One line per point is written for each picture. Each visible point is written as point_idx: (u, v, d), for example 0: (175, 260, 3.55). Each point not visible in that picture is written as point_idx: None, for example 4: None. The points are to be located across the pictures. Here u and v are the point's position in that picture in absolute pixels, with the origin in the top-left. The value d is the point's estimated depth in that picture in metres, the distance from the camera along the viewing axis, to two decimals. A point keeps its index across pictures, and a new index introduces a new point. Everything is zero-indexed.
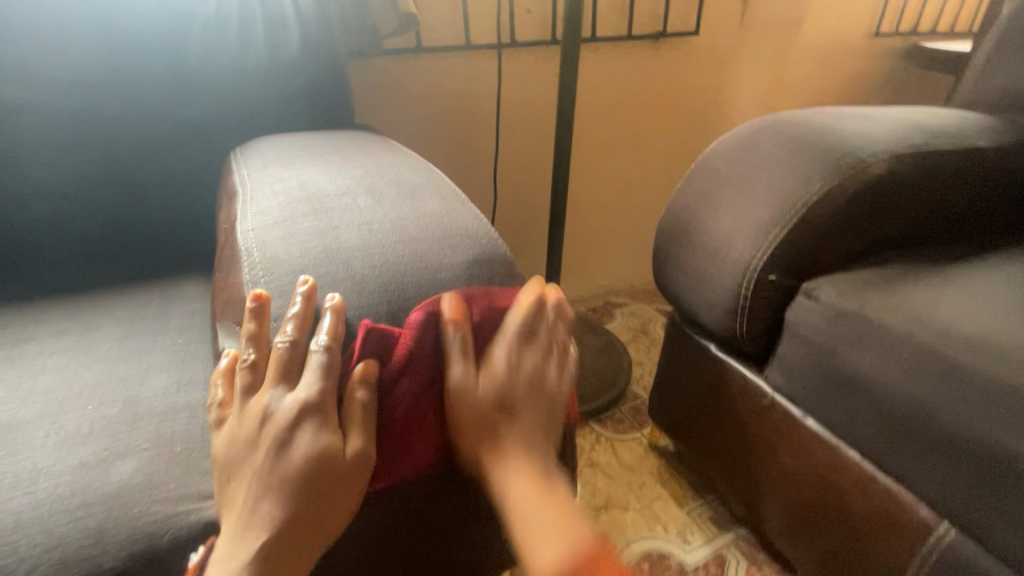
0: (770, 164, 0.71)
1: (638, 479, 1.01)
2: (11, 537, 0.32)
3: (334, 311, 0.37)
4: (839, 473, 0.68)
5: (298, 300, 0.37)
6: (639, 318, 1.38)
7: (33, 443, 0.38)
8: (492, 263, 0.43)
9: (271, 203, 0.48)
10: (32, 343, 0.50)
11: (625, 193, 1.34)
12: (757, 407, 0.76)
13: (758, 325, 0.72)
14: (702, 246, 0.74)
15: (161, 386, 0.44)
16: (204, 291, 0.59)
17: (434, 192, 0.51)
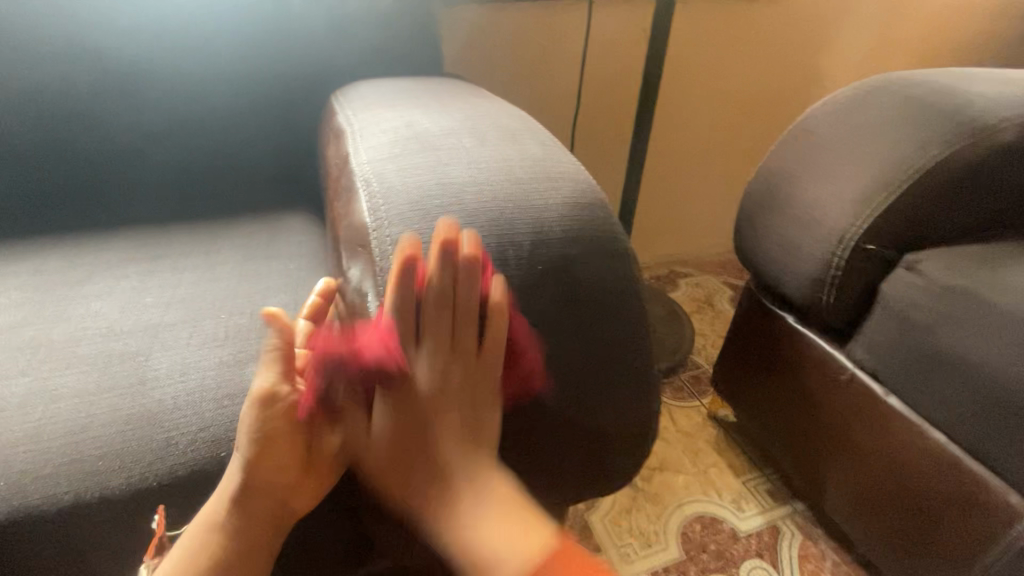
0: (879, 127, 0.66)
1: (695, 446, 1.01)
2: (172, 414, 0.37)
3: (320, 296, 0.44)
4: (919, 454, 0.65)
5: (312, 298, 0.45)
6: (704, 290, 1.34)
7: (180, 341, 0.43)
8: (592, 208, 0.44)
9: (381, 140, 0.50)
10: (167, 260, 0.55)
11: (704, 157, 1.29)
12: (832, 381, 0.74)
13: (847, 297, 0.69)
14: (793, 211, 0.71)
15: (280, 304, 0.48)
16: (306, 225, 0.63)
17: (533, 137, 0.52)
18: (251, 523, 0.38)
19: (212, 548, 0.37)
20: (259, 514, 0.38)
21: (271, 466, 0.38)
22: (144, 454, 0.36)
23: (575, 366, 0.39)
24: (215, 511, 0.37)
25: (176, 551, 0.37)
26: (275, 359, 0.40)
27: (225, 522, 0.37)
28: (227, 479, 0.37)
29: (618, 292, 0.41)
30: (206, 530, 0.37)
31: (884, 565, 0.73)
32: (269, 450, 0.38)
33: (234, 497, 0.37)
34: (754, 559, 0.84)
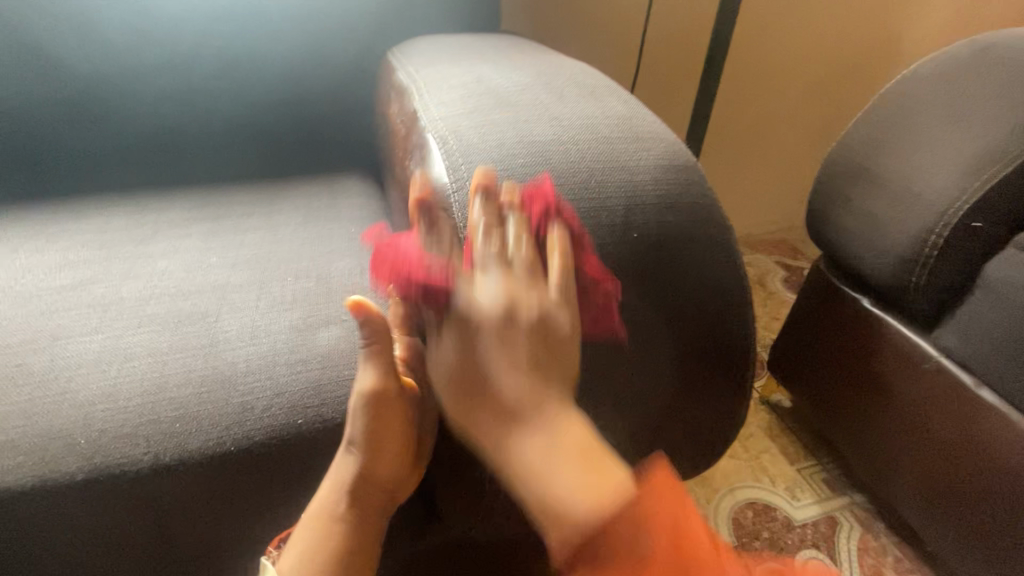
0: (995, 90, 0.59)
1: (746, 430, 0.97)
2: (247, 378, 0.36)
3: None
4: (1013, 452, 0.61)
5: None
6: (758, 269, 1.27)
7: (248, 303, 0.42)
8: (687, 172, 0.40)
9: (452, 96, 0.46)
10: (228, 221, 0.53)
11: (767, 127, 1.21)
12: (913, 370, 0.69)
13: (942, 280, 0.63)
14: (884, 185, 0.65)
15: (346, 268, 0.46)
16: (363, 189, 0.60)
17: (614, 94, 0.47)
18: (364, 514, 0.38)
19: (330, 541, 0.36)
20: (373, 505, 0.38)
21: (380, 457, 0.37)
22: (221, 417, 0.35)
23: (670, 346, 0.37)
24: (329, 502, 0.36)
25: (292, 544, 0.36)
26: (382, 358, 0.36)
27: (343, 513, 0.37)
28: (339, 471, 0.36)
29: (720, 269, 0.38)
30: (321, 521, 0.36)
31: (959, 565, 0.69)
32: (376, 444, 0.36)
33: (344, 489, 0.37)
34: (810, 549, 0.81)
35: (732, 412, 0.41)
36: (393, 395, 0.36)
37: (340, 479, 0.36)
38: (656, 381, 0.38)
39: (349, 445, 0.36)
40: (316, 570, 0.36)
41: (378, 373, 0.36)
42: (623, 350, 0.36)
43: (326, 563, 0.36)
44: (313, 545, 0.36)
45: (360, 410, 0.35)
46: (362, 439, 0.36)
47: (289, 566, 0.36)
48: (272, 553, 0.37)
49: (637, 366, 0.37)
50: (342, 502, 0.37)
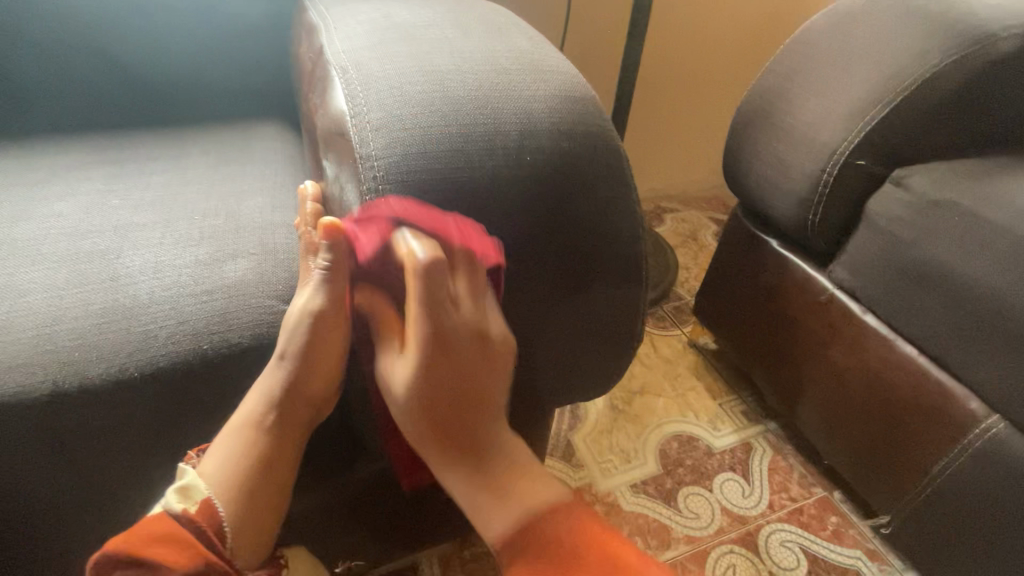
0: (879, 38, 0.64)
1: (675, 371, 1.03)
2: (149, 309, 0.36)
3: (310, 196, 0.41)
4: (889, 368, 0.68)
5: (310, 200, 0.41)
6: (690, 224, 1.33)
7: (153, 240, 0.41)
8: (584, 104, 0.42)
9: (358, 31, 0.46)
10: (132, 165, 0.51)
11: (697, 83, 1.25)
12: (812, 302, 0.75)
13: (834, 217, 0.69)
14: (786, 130, 0.70)
15: (257, 207, 0.46)
16: (280, 134, 0.59)
17: (521, 32, 0.48)
18: (291, 430, 0.39)
19: (256, 448, 0.37)
20: (298, 424, 0.39)
21: (316, 371, 0.38)
22: (123, 346, 0.35)
23: (568, 263, 0.40)
24: (258, 412, 0.37)
25: (218, 446, 0.37)
26: (333, 286, 0.37)
27: (269, 425, 0.38)
28: (269, 380, 0.37)
29: (612, 192, 0.41)
30: (250, 430, 0.37)
31: (849, 473, 0.77)
32: (312, 359, 0.37)
33: (274, 403, 0.38)
34: (728, 472, 0.88)
35: (629, 329, 0.45)
36: (334, 317, 0.37)
37: (268, 390, 0.37)
38: (554, 294, 0.41)
39: (280, 357, 0.37)
40: (241, 473, 0.37)
41: (326, 294, 0.37)
42: (524, 266, 0.39)
43: (250, 466, 0.37)
44: (242, 450, 0.37)
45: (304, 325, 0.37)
46: (294, 354, 0.37)
47: (212, 466, 0.36)
48: (192, 459, 0.37)
49: (543, 293, 0.40)
50: (270, 415, 0.38)
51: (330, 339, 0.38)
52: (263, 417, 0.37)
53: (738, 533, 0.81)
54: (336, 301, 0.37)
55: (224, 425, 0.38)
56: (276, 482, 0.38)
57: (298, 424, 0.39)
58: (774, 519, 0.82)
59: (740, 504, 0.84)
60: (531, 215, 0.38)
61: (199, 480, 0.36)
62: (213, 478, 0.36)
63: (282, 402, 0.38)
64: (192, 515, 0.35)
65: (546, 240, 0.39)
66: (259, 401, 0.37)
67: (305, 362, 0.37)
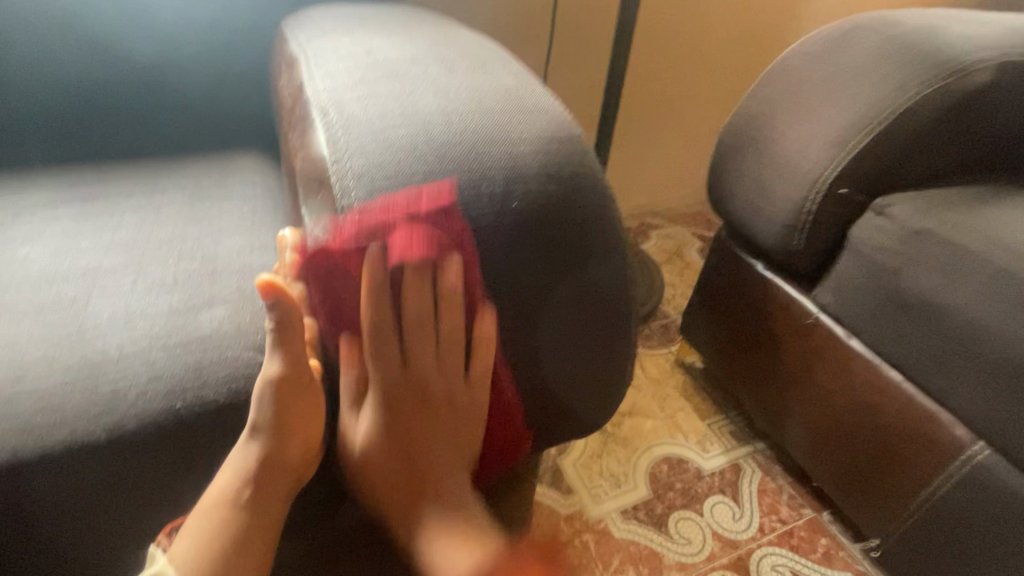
0: (858, 68, 0.65)
1: (664, 392, 1.03)
2: (118, 365, 0.35)
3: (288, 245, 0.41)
4: (876, 393, 0.68)
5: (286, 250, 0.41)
6: (675, 241, 1.34)
7: (123, 287, 0.40)
8: (570, 144, 0.41)
9: (339, 68, 0.45)
10: (104, 201, 0.49)
11: (680, 102, 1.26)
12: (798, 326, 0.76)
13: (818, 243, 0.69)
14: (769, 157, 0.71)
15: (235, 248, 0.45)
16: (260, 166, 0.58)
17: (506, 67, 0.48)
18: (270, 501, 0.38)
19: (231, 526, 0.36)
20: (276, 493, 0.38)
21: (292, 436, 0.38)
22: (90, 407, 0.33)
23: (555, 303, 0.39)
24: (232, 487, 0.36)
25: (187, 530, 0.35)
26: (289, 350, 0.36)
27: (246, 501, 0.37)
28: (244, 455, 0.36)
29: (600, 232, 0.40)
30: (223, 508, 0.36)
31: (838, 496, 0.77)
32: (284, 428, 0.37)
33: (248, 476, 0.37)
34: (718, 495, 0.88)
35: (619, 368, 0.44)
36: (294, 378, 0.37)
37: (240, 463, 0.37)
38: (541, 334, 0.40)
39: (252, 431, 0.36)
40: (212, 553, 0.35)
41: (283, 361, 0.36)
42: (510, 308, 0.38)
43: (221, 550, 0.36)
44: (216, 530, 0.36)
45: (265, 393, 0.36)
46: (268, 426, 0.36)
47: (182, 550, 0.35)
48: (162, 541, 0.36)
49: (532, 337, 0.40)
50: (246, 488, 0.37)
51: (301, 400, 0.38)
52: (238, 493, 0.37)
53: (729, 559, 0.80)
54: (294, 365, 0.37)
55: (196, 505, 0.37)
56: (260, 560, 0.37)
57: (276, 493, 0.38)
58: (765, 543, 0.82)
59: (731, 529, 0.83)
60: (518, 258, 0.37)
61: (168, 567, 0.35)
62: (182, 567, 0.35)
63: (256, 474, 0.37)
64: None
65: (533, 283, 0.38)
66: (231, 476, 0.36)
67: (275, 429, 0.37)
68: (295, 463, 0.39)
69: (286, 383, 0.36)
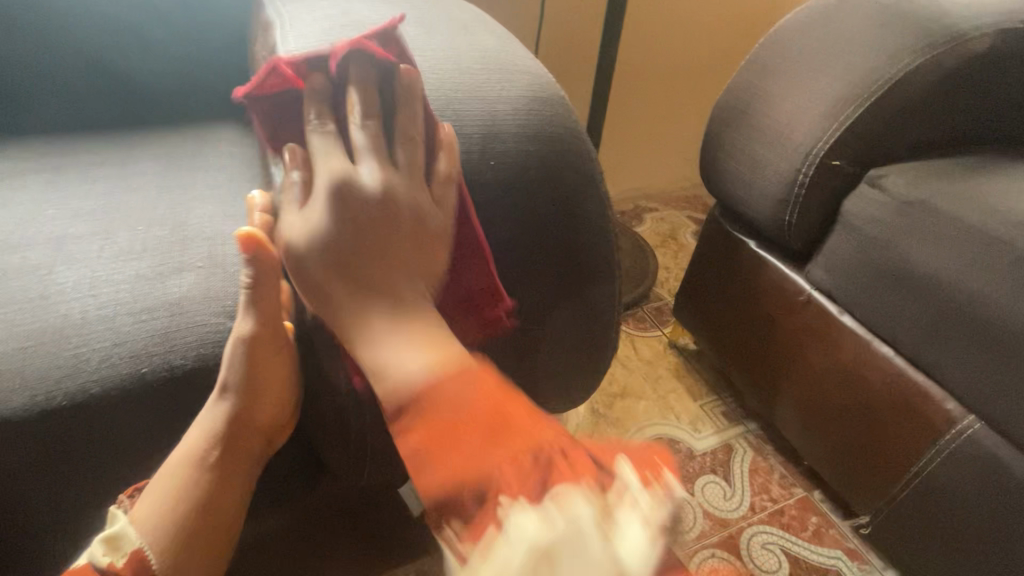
0: (852, 37, 0.64)
1: (656, 373, 1.02)
2: (81, 331, 0.33)
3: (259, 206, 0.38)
4: (867, 369, 0.68)
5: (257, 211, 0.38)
6: (670, 224, 1.32)
7: (89, 254, 0.38)
8: (551, 105, 0.40)
9: (313, 29, 0.44)
10: (73, 171, 0.48)
11: (675, 82, 1.24)
12: (790, 303, 0.75)
13: (811, 218, 0.68)
14: (761, 130, 0.69)
15: (207, 216, 0.43)
16: (237, 138, 0.56)
17: (487, 29, 0.46)
18: (237, 461, 0.38)
19: (197, 486, 0.36)
20: (245, 454, 0.38)
21: (264, 397, 0.37)
22: (51, 373, 0.32)
23: (535, 266, 0.38)
24: (199, 448, 0.36)
25: (152, 490, 0.35)
26: (264, 307, 0.35)
27: (213, 461, 0.37)
28: (212, 417, 0.36)
29: (581, 197, 0.39)
30: (189, 469, 0.36)
31: (828, 474, 0.77)
32: (254, 389, 0.36)
33: (216, 437, 0.36)
34: (709, 474, 0.87)
35: (602, 337, 0.43)
36: (269, 339, 0.36)
37: (208, 425, 0.36)
38: (522, 300, 0.39)
39: (221, 392, 0.36)
40: (176, 511, 0.35)
41: (257, 320, 0.35)
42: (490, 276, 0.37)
43: (188, 507, 0.36)
44: (181, 489, 0.35)
45: (236, 353, 0.35)
46: (237, 387, 0.36)
47: (145, 512, 0.34)
48: (124, 502, 0.35)
49: (513, 302, 0.38)
50: (214, 451, 0.37)
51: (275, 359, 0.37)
52: (205, 453, 0.36)
53: (720, 537, 0.80)
54: (270, 323, 0.36)
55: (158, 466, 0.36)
56: (226, 516, 0.37)
57: (244, 453, 0.38)
58: (755, 521, 0.82)
59: (721, 508, 0.83)
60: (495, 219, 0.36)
61: (129, 529, 0.34)
62: (145, 528, 0.34)
63: (224, 436, 0.37)
64: (119, 569, 0.33)
65: (512, 246, 0.37)
66: (197, 437, 0.36)
67: (246, 390, 0.36)
68: (265, 426, 0.38)
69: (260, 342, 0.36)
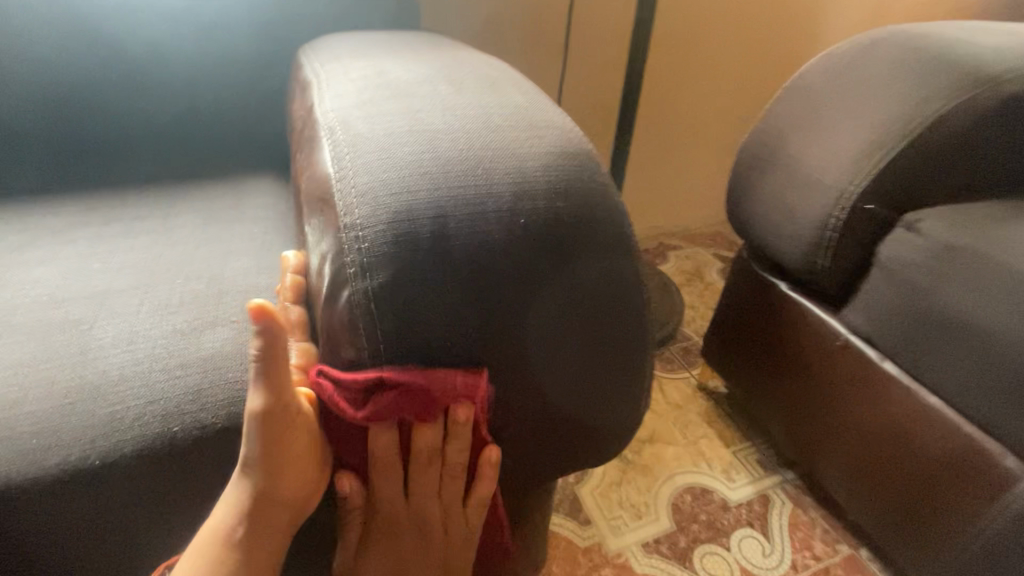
0: (879, 82, 0.63)
1: (685, 417, 0.99)
2: (117, 387, 0.34)
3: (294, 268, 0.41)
4: (914, 419, 0.64)
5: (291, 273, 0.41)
6: (695, 262, 1.31)
7: (129, 308, 0.39)
8: (581, 159, 0.40)
9: (348, 89, 0.45)
10: (119, 224, 0.50)
11: (696, 123, 1.25)
12: (826, 348, 0.72)
13: (844, 261, 0.67)
14: (789, 173, 0.69)
15: (242, 268, 0.44)
16: (272, 190, 0.58)
17: (516, 85, 0.47)
18: (266, 533, 0.37)
19: (221, 564, 0.35)
20: (273, 525, 0.37)
21: (285, 474, 0.36)
22: (86, 430, 0.32)
23: (571, 312, 0.38)
24: (225, 525, 0.35)
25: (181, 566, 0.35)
26: (271, 381, 0.33)
27: (240, 538, 0.36)
28: (236, 494, 0.35)
29: (613, 251, 0.38)
30: (215, 545, 0.35)
31: (877, 532, 0.72)
32: (276, 465, 0.35)
33: (240, 512, 0.36)
34: (745, 528, 0.83)
35: (635, 391, 0.42)
36: (281, 415, 0.34)
37: (234, 498, 0.36)
38: (555, 349, 0.38)
39: (242, 467, 0.35)
40: None
41: (265, 395, 0.33)
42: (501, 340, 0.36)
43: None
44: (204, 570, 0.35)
45: (252, 432, 0.34)
46: (257, 462, 0.35)
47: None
48: None
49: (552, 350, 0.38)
50: (240, 527, 0.36)
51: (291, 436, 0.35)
52: (231, 529, 0.36)
53: None
54: (277, 399, 0.33)
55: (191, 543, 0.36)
56: None
57: (276, 524, 0.37)
58: None
59: (760, 565, 0.78)
60: (531, 267, 0.36)
61: None
62: None
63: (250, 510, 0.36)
64: None
65: (550, 294, 0.37)
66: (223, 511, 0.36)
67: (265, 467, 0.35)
68: (291, 501, 0.37)
69: (275, 420, 0.34)
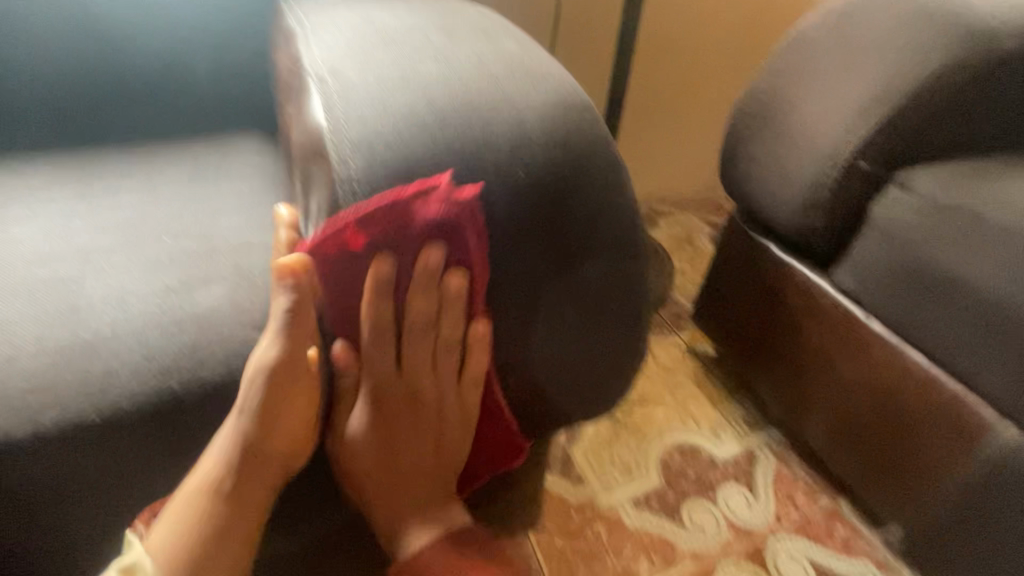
0: (877, 37, 0.62)
1: (675, 379, 1.01)
2: (110, 343, 0.34)
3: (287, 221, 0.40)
4: (897, 374, 0.66)
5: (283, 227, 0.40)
6: (685, 227, 1.31)
7: (117, 266, 0.38)
8: (580, 111, 0.39)
9: (336, 37, 0.44)
10: (99, 182, 0.48)
11: (689, 84, 1.23)
12: (814, 308, 0.73)
13: (836, 220, 0.67)
14: (784, 133, 0.68)
15: (232, 226, 0.43)
16: (257, 147, 0.56)
17: (511, 35, 0.46)
18: (254, 483, 0.37)
19: (204, 512, 0.35)
20: (259, 479, 0.37)
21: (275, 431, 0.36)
22: (81, 386, 0.32)
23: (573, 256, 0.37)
24: (211, 476, 0.36)
25: (166, 515, 0.35)
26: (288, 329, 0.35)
27: (228, 489, 0.36)
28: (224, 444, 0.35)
29: (612, 202, 0.38)
30: (204, 491, 0.36)
31: (857, 483, 0.75)
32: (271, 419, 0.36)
33: (231, 462, 0.36)
34: (731, 482, 0.86)
35: (631, 344, 0.43)
36: (290, 367, 0.35)
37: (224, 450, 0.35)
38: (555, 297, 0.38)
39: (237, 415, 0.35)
40: (191, 537, 0.35)
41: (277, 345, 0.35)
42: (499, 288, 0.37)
43: (200, 530, 0.36)
44: (194, 515, 0.35)
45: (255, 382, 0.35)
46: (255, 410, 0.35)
47: (159, 539, 0.35)
48: (139, 528, 0.36)
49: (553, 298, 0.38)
50: (228, 480, 0.36)
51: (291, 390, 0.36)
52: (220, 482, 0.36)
53: (744, 546, 0.78)
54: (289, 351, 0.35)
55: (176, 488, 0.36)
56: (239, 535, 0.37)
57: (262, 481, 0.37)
58: (781, 531, 0.80)
59: (744, 517, 0.82)
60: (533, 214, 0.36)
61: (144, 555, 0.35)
62: (156, 553, 0.35)
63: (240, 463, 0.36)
64: None
65: (552, 240, 0.37)
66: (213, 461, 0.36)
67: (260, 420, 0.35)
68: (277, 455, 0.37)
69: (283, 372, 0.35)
